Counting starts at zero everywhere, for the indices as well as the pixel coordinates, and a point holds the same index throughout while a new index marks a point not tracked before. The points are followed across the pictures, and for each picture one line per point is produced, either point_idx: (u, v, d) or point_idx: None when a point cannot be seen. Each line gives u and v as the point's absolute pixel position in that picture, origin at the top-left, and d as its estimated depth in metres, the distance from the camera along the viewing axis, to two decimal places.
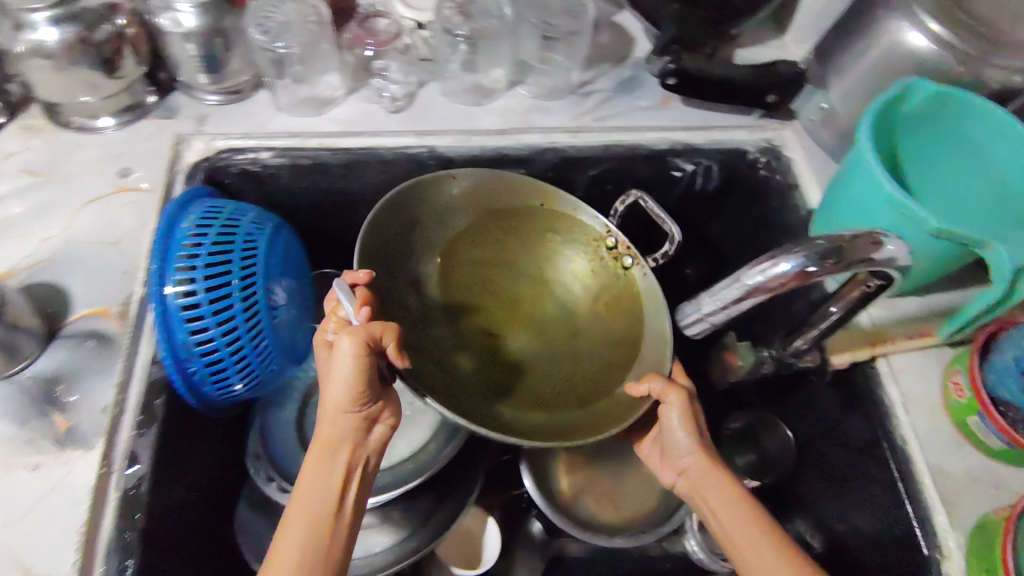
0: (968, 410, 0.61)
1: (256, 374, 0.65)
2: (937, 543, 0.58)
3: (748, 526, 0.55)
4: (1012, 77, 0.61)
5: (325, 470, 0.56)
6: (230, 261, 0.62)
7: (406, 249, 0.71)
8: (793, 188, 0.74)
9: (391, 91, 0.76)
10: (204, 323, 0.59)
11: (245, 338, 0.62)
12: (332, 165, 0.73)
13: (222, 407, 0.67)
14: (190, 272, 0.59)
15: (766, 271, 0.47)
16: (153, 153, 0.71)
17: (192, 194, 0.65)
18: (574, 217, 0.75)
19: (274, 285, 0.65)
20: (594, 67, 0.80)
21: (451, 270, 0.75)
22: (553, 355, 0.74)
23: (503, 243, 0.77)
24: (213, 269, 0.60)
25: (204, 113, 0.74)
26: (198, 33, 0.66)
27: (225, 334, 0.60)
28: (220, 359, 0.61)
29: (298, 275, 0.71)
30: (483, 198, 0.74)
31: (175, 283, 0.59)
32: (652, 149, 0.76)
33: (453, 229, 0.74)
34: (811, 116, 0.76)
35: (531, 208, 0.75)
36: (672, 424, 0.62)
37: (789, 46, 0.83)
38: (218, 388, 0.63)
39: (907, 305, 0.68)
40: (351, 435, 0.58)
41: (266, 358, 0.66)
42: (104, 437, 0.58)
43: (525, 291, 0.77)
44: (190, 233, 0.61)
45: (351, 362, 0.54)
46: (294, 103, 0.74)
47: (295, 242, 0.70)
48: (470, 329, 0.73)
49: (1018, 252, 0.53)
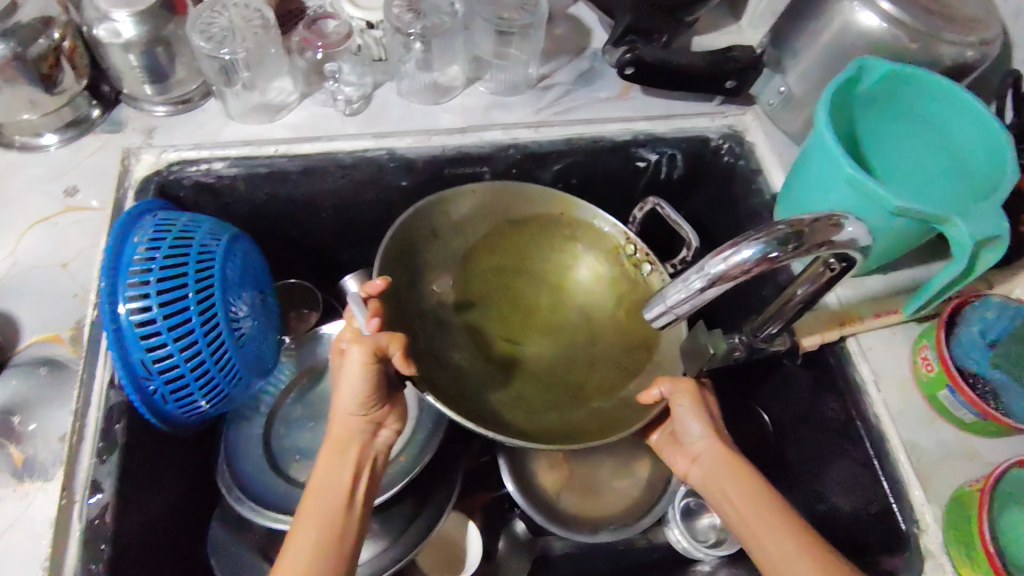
0: (938, 384, 0.61)
1: (221, 390, 0.63)
2: (914, 517, 0.59)
3: (755, 503, 0.55)
4: (963, 52, 0.62)
5: (334, 470, 0.57)
6: (185, 274, 0.60)
7: (423, 259, 0.71)
8: (758, 173, 0.75)
9: (346, 94, 0.73)
10: (161, 340, 0.57)
11: (207, 353, 0.60)
12: (289, 172, 0.71)
13: (188, 426, 0.65)
14: (142, 288, 0.57)
15: (727, 259, 0.46)
16: (100, 169, 0.69)
17: (143, 207, 0.63)
18: (594, 224, 0.75)
19: (234, 297, 0.63)
20: (552, 61, 0.79)
21: (473, 278, 0.75)
22: (573, 362, 0.73)
23: (524, 253, 0.77)
24: (167, 284, 0.58)
25: (152, 125, 0.71)
26: (138, 43, 0.65)
27: (184, 352, 0.58)
28: (181, 376, 0.59)
29: (260, 285, 0.68)
30: (500, 206, 0.74)
31: (128, 300, 0.57)
32: (615, 140, 0.75)
33: (473, 237, 0.74)
34: (771, 99, 0.74)
35: (550, 217, 0.76)
36: (680, 413, 0.62)
37: (745, 31, 0.83)
38: (181, 407, 0.61)
39: (873, 284, 0.68)
40: (357, 438, 0.59)
41: (231, 373, 0.64)
42: (63, 466, 0.56)
43: (546, 298, 0.77)
44: (141, 248, 0.59)
45: (361, 369, 0.56)
46: (246, 111, 0.72)
47: (253, 251, 0.68)
48: (488, 336, 0.73)
49: (976, 225, 0.53)
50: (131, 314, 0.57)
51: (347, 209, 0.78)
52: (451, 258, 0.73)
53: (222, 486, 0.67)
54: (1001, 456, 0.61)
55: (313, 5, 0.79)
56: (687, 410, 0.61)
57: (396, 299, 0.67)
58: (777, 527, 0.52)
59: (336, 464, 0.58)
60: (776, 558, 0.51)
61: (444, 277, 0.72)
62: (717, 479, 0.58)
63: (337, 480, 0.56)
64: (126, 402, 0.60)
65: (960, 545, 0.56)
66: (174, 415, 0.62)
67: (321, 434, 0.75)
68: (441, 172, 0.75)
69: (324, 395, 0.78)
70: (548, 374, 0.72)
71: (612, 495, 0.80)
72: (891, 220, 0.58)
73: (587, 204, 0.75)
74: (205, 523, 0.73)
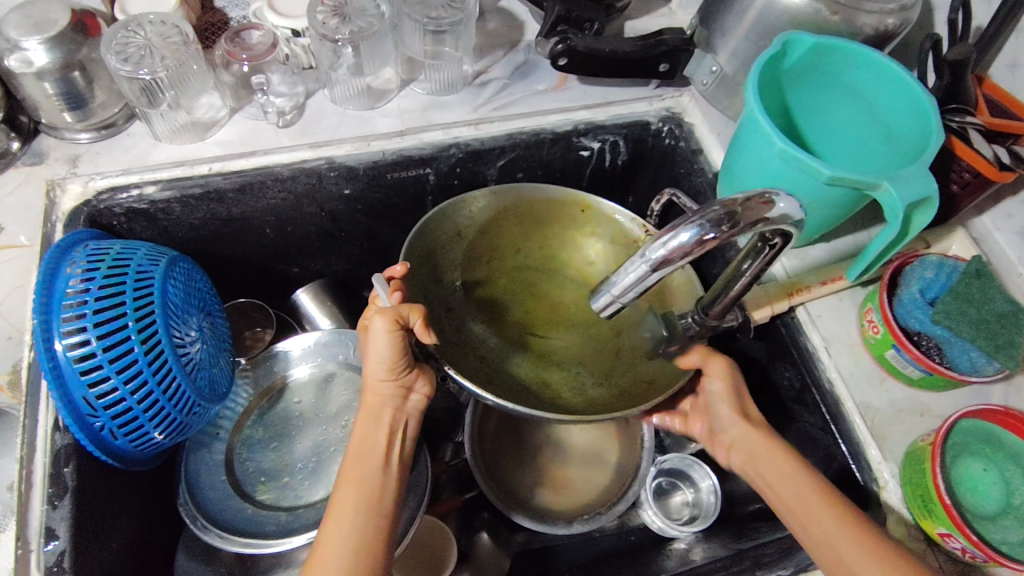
0: (885, 345, 0.62)
1: (174, 420, 0.61)
2: (872, 475, 0.61)
3: (781, 466, 0.58)
4: (883, 20, 0.63)
5: (369, 441, 0.57)
6: (123, 303, 0.57)
7: (450, 257, 0.72)
8: (697, 153, 0.76)
9: (277, 106, 0.72)
10: (103, 375, 0.55)
11: (154, 384, 0.58)
12: (225, 191, 0.69)
13: (143, 460, 0.63)
14: (79, 320, 0.55)
15: (667, 243, 0.47)
16: (25, 205, 0.66)
17: (74, 239, 0.61)
18: (614, 220, 0.74)
19: (179, 323, 0.61)
20: (486, 56, 0.79)
21: (498, 277, 0.76)
22: (598, 350, 0.73)
23: (549, 249, 0.77)
24: (104, 315, 0.56)
25: (76, 154, 0.69)
26: (51, 70, 0.63)
27: (129, 383, 0.56)
28: (129, 411, 0.57)
29: (206, 308, 0.66)
30: (515, 203, 0.74)
31: (64, 336, 0.55)
32: (556, 131, 0.75)
33: (492, 236, 0.75)
34: (704, 80, 0.74)
35: (570, 214, 0.76)
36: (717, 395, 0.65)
37: (675, 13, 0.83)
38: (132, 441, 0.59)
39: (816, 253, 0.70)
40: (389, 405, 0.59)
41: (184, 403, 0.61)
42: (14, 516, 0.54)
43: (573, 293, 0.77)
44: (74, 279, 0.56)
45: (386, 338, 0.55)
46: (173, 131, 0.70)
47: (194, 273, 0.66)
48: (515, 330, 0.74)
49: (904, 189, 0.54)
50: (69, 349, 0.55)
51: (290, 224, 0.76)
52: (472, 255, 0.74)
53: (186, 516, 0.66)
54: (951, 408, 0.63)
55: (237, 16, 0.77)
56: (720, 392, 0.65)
57: (416, 293, 0.67)
58: (806, 488, 0.56)
59: (370, 435, 0.58)
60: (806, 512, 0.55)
61: (466, 275, 0.74)
62: (755, 460, 0.61)
63: (371, 457, 0.56)
64: (73, 442, 0.57)
65: (916, 499, 0.57)
66: (127, 450, 0.60)
67: (285, 453, 0.73)
68: (383, 177, 0.74)
69: (284, 412, 0.76)
70: (571, 360, 0.73)
71: (584, 481, 0.81)
72: (828, 190, 0.59)
73: (606, 201, 0.74)
74: (170, 554, 0.71)
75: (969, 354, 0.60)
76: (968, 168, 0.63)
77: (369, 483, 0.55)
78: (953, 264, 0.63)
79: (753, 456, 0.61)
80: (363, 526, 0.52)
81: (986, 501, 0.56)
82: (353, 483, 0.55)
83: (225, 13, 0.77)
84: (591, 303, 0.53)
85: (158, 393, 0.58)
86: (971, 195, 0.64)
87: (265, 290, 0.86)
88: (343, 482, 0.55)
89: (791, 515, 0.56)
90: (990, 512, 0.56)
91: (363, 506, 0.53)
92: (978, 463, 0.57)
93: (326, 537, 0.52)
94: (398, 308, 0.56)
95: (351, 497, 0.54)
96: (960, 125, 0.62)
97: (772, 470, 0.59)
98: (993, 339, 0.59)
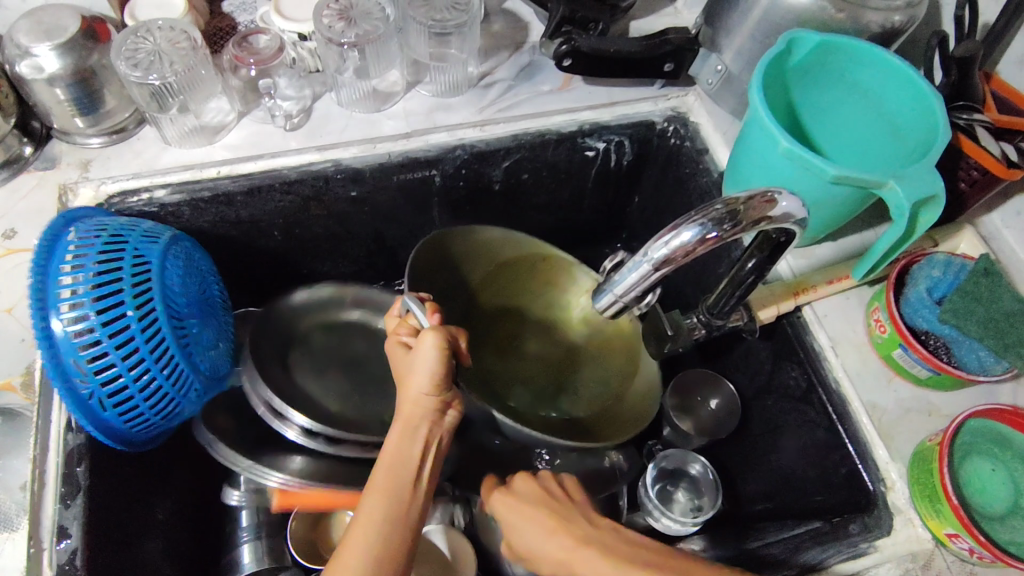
0: (892, 345, 0.62)
1: (172, 401, 0.60)
2: (880, 476, 0.60)
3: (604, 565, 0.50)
4: (889, 17, 0.63)
5: (402, 452, 0.54)
6: (121, 278, 0.57)
7: (441, 287, 0.72)
8: (702, 153, 0.76)
9: (284, 109, 0.72)
10: (100, 351, 0.55)
11: (153, 364, 0.58)
12: (234, 194, 0.70)
13: (147, 439, 0.63)
14: (77, 295, 0.55)
15: (668, 243, 0.47)
16: (38, 209, 0.67)
17: (77, 213, 0.61)
18: (573, 270, 0.75)
19: (176, 303, 0.60)
20: (491, 57, 0.79)
21: (469, 315, 0.75)
22: (570, 379, 0.75)
23: (512, 290, 0.77)
24: (102, 289, 0.56)
25: (88, 159, 0.70)
26: (63, 76, 0.64)
27: (125, 361, 0.56)
28: (127, 391, 0.57)
29: (206, 305, 0.64)
30: (493, 253, 0.74)
31: (62, 310, 0.54)
32: (561, 132, 0.75)
33: (481, 265, 0.75)
34: (709, 79, 0.74)
35: (533, 260, 0.76)
36: (505, 516, 0.57)
37: (681, 12, 0.83)
38: (129, 420, 0.59)
39: (823, 252, 0.70)
40: (427, 419, 0.55)
41: (183, 384, 0.61)
42: (26, 516, 0.55)
43: (535, 333, 0.77)
44: (73, 253, 0.56)
45: (435, 358, 0.54)
46: (182, 135, 0.71)
47: (197, 251, 0.66)
48: (492, 362, 0.75)
49: (912, 190, 0.54)
50: (66, 324, 0.54)
51: (298, 225, 0.76)
52: (448, 296, 0.73)
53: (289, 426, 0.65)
54: (960, 408, 0.63)
55: (244, 21, 0.78)
56: (510, 526, 0.56)
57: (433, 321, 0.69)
58: None
59: (403, 446, 0.54)
60: None
61: (453, 304, 0.73)
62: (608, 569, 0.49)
63: (403, 470, 0.53)
64: (87, 442, 0.58)
65: (926, 501, 0.56)
66: (125, 430, 0.60)
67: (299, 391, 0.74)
68: (390, 179, 0.74)
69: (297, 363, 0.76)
70: (549, 389, 0.75)
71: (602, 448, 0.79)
72: (834, 189, 0.59)
73: (566, 253, 0.75)
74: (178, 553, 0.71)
75: (977, 353, 0.60)
76: (976, 165, 0.62)
77: (389, 502, 0.52)
78: (960, 263, 0.63)
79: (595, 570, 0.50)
80: (382, 549, 0.50)
81: (993, 501, 0.56)
82: (382, 492, 0.52)
83: (233, 18, 0.78)
84: (595, 299, 0.54)
85: (153, 370, 0.58)
86: (979, 192, 0.64)
87: (276, 292, 0.86)
88: (371, 488, 0.52)
89: None
90: (995, 513, 0.55)
91: (390, 519, 0.51)
92: (985, 461, 0.57)
93: (351, 541, 0.50)
94: (448, 329, 0.55)
95: (377, 509, 0.51)
96: (967, 123, 0.62)
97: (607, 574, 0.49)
98: (1001, 337, 0.58)
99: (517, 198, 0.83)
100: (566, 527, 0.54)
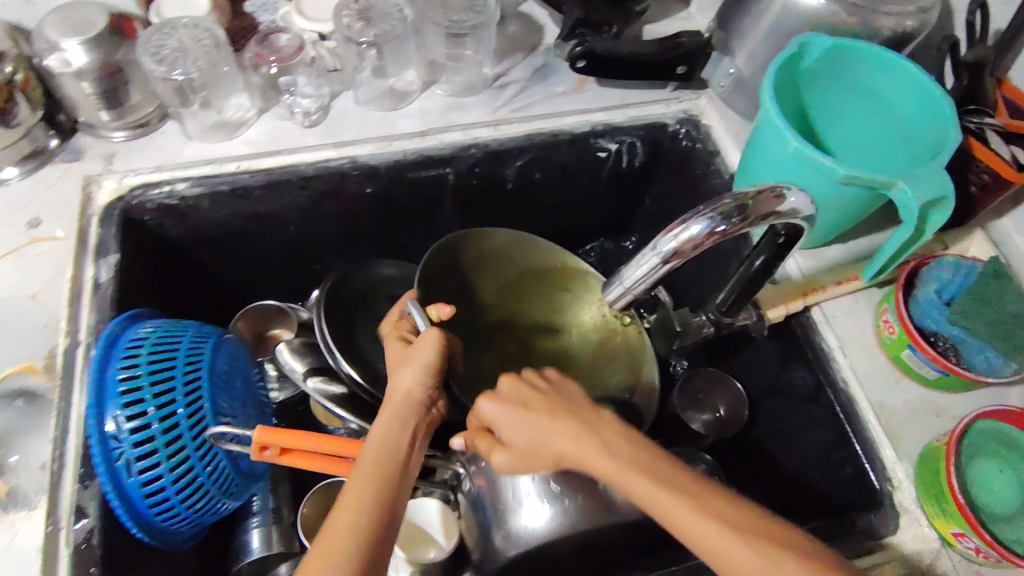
0: (901, 345, 0.62)
1: (211, 497, 0.62)
2: (887, 476, 0.61)
3: (604, 458, 0.48)
4: (901, 22, 0.64)
5: (391, 439, 0.52)
6: (174, 376, 0.60)
7: (448, 287, 0.74)
8: (715, 154, 0.76)
9: (304, 106, 0.74)
10: (156, 453, 0.57)
11: (197, 465, 0.60)
12: (253, 188, 0.71)
13: (189, 535, 0.64)
14: (138, 402, 0.58)
15: (678, 236, 0.48)
16: (63, 199, 0.69)
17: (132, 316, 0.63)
18: (588, 277, 0.79)
19: (220, 405, 0.63)
20: (507, 58, 0.80)
21: (474, 316, 0.76)
22: None
23: (520, 296, 0.78)
24: (158, 389, 0.59)
25: (111, 151, 0.71)
26: (90, 70, 0.66)
27: (172, 462, 0.58)
28: (165, 496, 0.58)
29: (248, 405, 0.68)
30: (512, 256, 0.78)
31: (124, 418, 0.57)
32: (574, 132, 0.77)
33: (508, 273, 0.78)
34: (721, 82, 0.76)
35: (551, 268, 0.79)
36: (492, 418, 0.54)
37: (694, 17, 0.84)
38: (164, 515, 0.59)
39: (833, 254, 0.70)
40: (413, 413, 0.54)
41: (223, 480, 0.63)
42: (45, 494, 0.56)
43: (536, 342, 0.77)
44: (127, 360, 0.58)
45: (433, 349, 0.57)
46: (204, 130, 0.72)
47: (238, 347, 0.71)
48: (489, 366, 0.74)
49: (921, 189, 0.54)
50: (125, 431, 0.57)
51: (312, 220, 0.78)
52: (459, 292, 0.75)
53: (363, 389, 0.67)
54: (967, 410, 0.63)
55: (265, 20, 0.80)
56: (498, 421, 0.53)
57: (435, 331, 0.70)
58: (672, 498, 0.44)
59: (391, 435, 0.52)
60: (700, 529, 0.42)
61: (465, 305, 0.75)
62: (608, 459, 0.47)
63: (390, 454, 0.51)
64: None
65: (933, 501, 0.56)
66: (158, 524, 0.59)
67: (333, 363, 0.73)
68: (404, 176, 0.75)
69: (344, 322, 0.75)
70: None
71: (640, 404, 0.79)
72: (843, 190, 0.60)
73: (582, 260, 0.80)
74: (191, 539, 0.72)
75: (986, 354, 0.60)
76: (986, 170, 0.63)
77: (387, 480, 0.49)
78: (970, 264, 0.63)
79: (594, 461, 0.48)
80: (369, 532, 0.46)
81: (999, 501, 0.56)
82: (369, 471, 0.49)
83: (254, 17, 0.80)
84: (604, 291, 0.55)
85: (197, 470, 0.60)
86: (990, 197, 0.64)
87: (288, 286, 0.88)
88: (360, 470, 0.49)
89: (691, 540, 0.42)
90: (1001, 513, 0.56)
91: (379, 502, 0.48)
92: (992, 463, 0.57)
93: (339, 520, 0.46)
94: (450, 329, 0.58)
95: (366, 494, 0.48)
96: (978, 126, 0.63)
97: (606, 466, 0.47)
98: (1009, 339, 0.59)
99: (528, 198, 0.84)
100: (558, 422, 0.51)
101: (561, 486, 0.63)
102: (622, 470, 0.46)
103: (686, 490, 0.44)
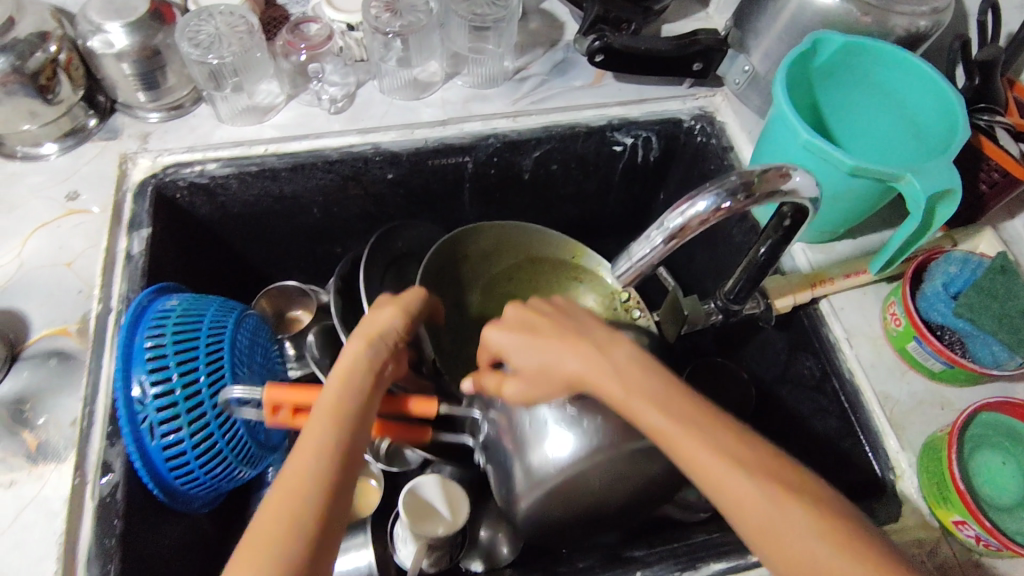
0: (907, 337, 0.63)
1: (233, 466, 0.64)
2: (890, 464, 0.61)
3: (620, 382, 0.49)
4: (915, 22, 0.65)
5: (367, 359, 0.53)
6: (196, 348, 0.61)
7: (453, 279, 0.80)
8: (728, 149, 0.77)
9: (331, 93, 0.78)
10: (178, 420, 0.59)
11: (217, 434, 0.61)
12: (279, 170, 0.74)
13: (206, 500, 0.66)
14: (162, 368, 0.59)
15: (684, 212, 0.49)
16: (99, 174, 0.72)
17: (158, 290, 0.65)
18: (598, 272, 0.84)
19: (241, 376, 0.64)
20: (527, 53, 0.83)
21: (488, 302, 0.83)
22: None
23: (536, 284, 0.85)
24: (181, 356, 0.60)
25: (147, 131, 0.75)
26: (130, 52, 0.69)
27: (193, 430, 0.59)
28: (186, 462, 0.60)
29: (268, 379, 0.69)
30: (523, 246, 0.83)
31: (147, 384, 0.58)
32: (591, 125, 0.79)
33: (521, 261, 0.84)
34: (737, 79, 0.78)
35: (563, 261, 0.84)
36: (500, 346, 0.56)
37: (712, 17, 0.86)
38: (185, 480, 0.61)
39: (843, 248, 0.71)
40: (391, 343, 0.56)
41: (243, 450, 0.64)
42: (73, 449, 0.58)
43: None
44: (152, 330, 0.60)
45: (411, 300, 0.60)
46: (235, 114, 0.76)
47: (260, 325, 0.72)
48: None
49: (930, 180, 0.56)
50: (151, 397, 0.58)
51: (335, 204, 0.81)
52: (469, 282, 0.82)
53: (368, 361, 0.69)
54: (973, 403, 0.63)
55: (296, 12, 0.83)
56: (512, 348, 0.55)
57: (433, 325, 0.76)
58: (682, 429, 0.45)
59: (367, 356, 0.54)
60: (705, 461, 0.43)
61: (475, 294, 0.82)
62: (624, 384, 0.48)
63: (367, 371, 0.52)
64: None
65: (935, 489, 0.57)
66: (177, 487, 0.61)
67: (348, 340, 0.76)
68: (425, 163, 0.78)
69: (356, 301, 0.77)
70: None
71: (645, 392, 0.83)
72: (851, 181, 0.61)
73: (594, 256, 0.84)
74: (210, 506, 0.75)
75: (991, 348, 0.61)
76: (997, 168, 0.63)
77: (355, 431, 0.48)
78: (978, 260, 0.64)
79: (611, 385, 0.49)
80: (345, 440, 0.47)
81: (1002, 493, 0.56)
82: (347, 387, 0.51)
83: (286, 9, 0.83)
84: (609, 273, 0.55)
85: (217, 439, 0.61)
86: (999, 195, 0.65)
87: (309, 267, 0.91)
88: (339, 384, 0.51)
89: (695, 471, 0.44)
90: (1003, 503, 0.56)
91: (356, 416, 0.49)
92: (994, 454, 0.57)
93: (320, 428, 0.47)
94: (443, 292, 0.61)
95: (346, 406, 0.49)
96: (988, 124, 0.64)
97: (621, 391, 0.48)
98: (1015, 333, 0.59)
99: (545, 189, 0.86)
100: (573, 345, 0.52)
101: (580, 410, 0.62)
102: (634, 399, 0.47)
103: (695, 422, 0.45)
